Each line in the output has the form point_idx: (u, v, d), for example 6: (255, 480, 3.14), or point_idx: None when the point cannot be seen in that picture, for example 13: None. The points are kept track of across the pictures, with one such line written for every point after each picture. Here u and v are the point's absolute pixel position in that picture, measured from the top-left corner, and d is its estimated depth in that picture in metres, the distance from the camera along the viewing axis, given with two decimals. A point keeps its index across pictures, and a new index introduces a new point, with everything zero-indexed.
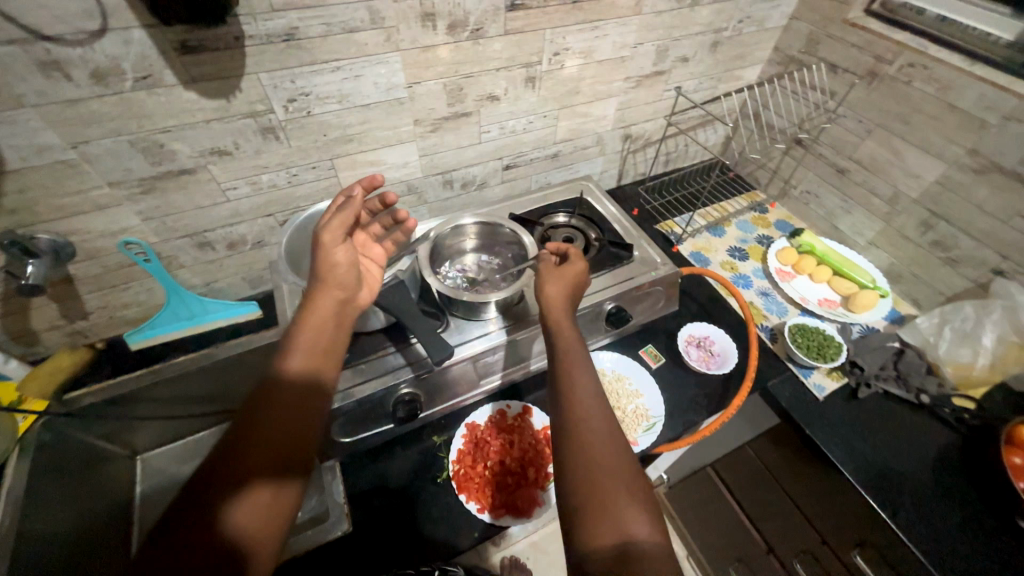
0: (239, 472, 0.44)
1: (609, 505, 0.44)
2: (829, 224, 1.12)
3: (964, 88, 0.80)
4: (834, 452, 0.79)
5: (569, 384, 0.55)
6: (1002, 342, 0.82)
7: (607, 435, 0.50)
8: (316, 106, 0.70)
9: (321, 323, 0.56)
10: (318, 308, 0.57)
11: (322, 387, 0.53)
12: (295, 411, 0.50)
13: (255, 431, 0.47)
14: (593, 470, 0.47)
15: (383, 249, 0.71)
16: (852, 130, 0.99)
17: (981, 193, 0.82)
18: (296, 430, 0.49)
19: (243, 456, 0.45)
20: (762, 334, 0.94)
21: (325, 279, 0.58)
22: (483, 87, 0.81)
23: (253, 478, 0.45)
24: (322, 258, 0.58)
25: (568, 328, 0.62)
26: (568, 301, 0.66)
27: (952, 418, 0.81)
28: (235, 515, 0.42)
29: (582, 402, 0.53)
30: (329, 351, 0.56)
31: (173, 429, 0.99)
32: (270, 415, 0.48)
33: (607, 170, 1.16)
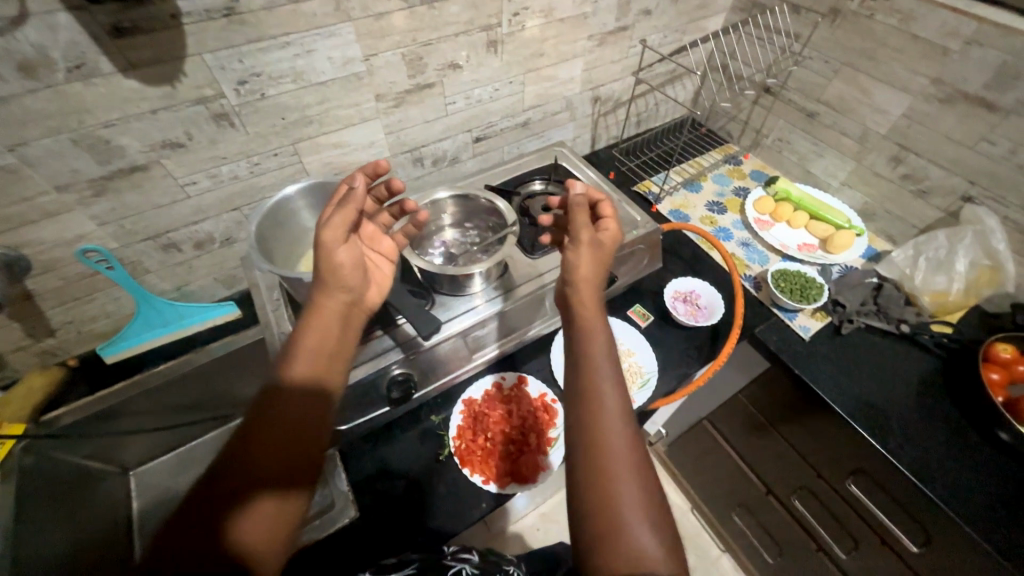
0: (248, 477, 0.43)
1: (627, 536, 0.41)
2: (802, 169, 1.12)
3: (926, 17, 0.80)
4: (824, 388, 0.81)
5: (588, 379, 0.50)
6: (976, 266, 0.83)
7: (629, 451, 0.45)
8: (270, 87, 0.67)
9: (326, 323, 0.53)
10: (324, 313, 0.54)
11: (327, 388, 0.51)
12: (301, 413, 0.47)
13: (262, 434, 0.45)
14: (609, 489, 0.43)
15: (394, 242, 0.66)
16: (819, 71, 0.99)
17: (948, 122, 0.83)
18: (305, 435, 0.47)
19: (251, 461, 0.43)
20: (747, 283, 0.94)
21: (331, 281, 0.54)
22: (445, 54, 0.78)
23: (263, 482, 0.43)
24: (329, 257, 0.54)
25: (591, 314, 0.55)
26: (598, 277, 0.58)
27: (932, 343, 0.84)
28: (245, 522, 0.41)
29: (606, 400, 0.48)
30: (334, 354, 0.53)
31: (164, 440, 0.97)
32: (274, 417, 0.46)
33: (579, 136, 1.15)
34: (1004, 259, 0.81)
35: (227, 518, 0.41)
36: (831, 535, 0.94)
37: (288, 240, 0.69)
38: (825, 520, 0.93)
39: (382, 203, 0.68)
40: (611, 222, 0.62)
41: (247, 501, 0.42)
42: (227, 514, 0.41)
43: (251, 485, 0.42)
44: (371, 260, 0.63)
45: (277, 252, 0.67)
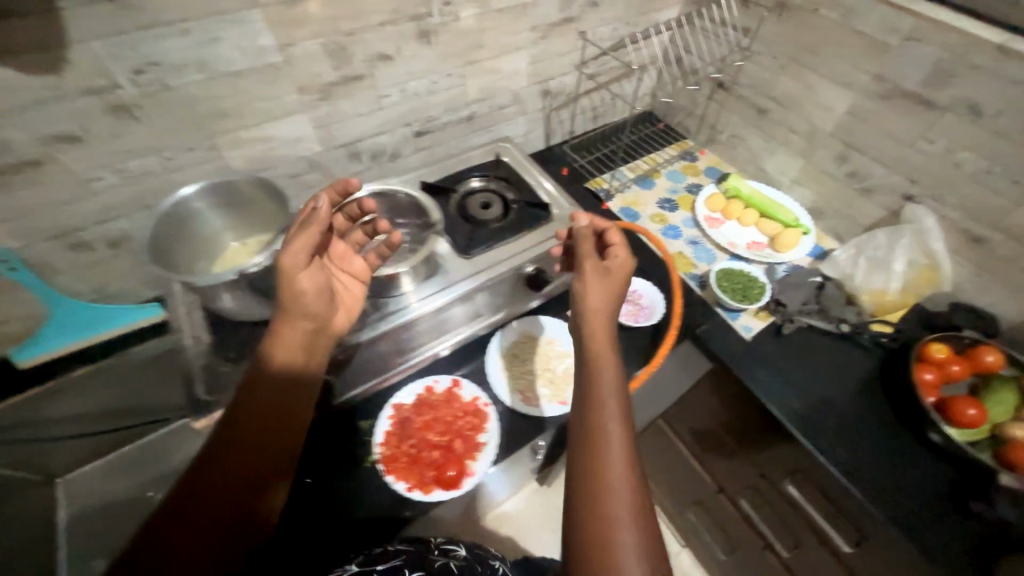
0: (209, 496, 0.45)
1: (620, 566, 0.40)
2: (755, 166, 1.11)
3: (866, 12, 0.79)
4: (763, 390, 0.80)
5: (598, 413, 0.49)
6: (913, 265, 0.84)
7: (629, 478, 0.45)
8: (172, 76, 0.63)
9: (294, 341, 0.53)
10: (283, 339, 0.53)
11: (291, 408, 0.52)
12: (259, 431, 0.49)
13: (224, 454, 0.47)
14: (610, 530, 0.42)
15: (366, 262, 0.64)
16: (768, 67, 0.97)
17: (889, 119, 0.83)
18: (266, 452, 0.49)
19: (213, 479, 0.46)
20: (691, 282, 0.93)
21: (300, 306, 0.53)
22: (372, 45, 0.75)
23: (223, 500, 0.45)
24: (293, 277, 0.53)
25: (604, 343, 0.54)
26: (610, 308, 0.57)
27: (869, 342, 0.84)
28: (209, 538, 0.43)
29: (614, 435, 0.47)
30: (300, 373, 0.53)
31: (99, 445, 0.90)
32: (235, 437, 0.48)
33: (531, 131, 1.12)
34: (941, 258, 0.82)
35: (190, 532, 0.43)
36: (775, 533, 0.94)
37: (195, 245, 0.64)
38: (772, 518, 0.92)
39: (354, 221, 0.67)
40: (619, 249, 0.61)
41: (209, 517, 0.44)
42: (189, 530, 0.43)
43: (213, 504, 0.45)
44: (339, 282, 0.61)
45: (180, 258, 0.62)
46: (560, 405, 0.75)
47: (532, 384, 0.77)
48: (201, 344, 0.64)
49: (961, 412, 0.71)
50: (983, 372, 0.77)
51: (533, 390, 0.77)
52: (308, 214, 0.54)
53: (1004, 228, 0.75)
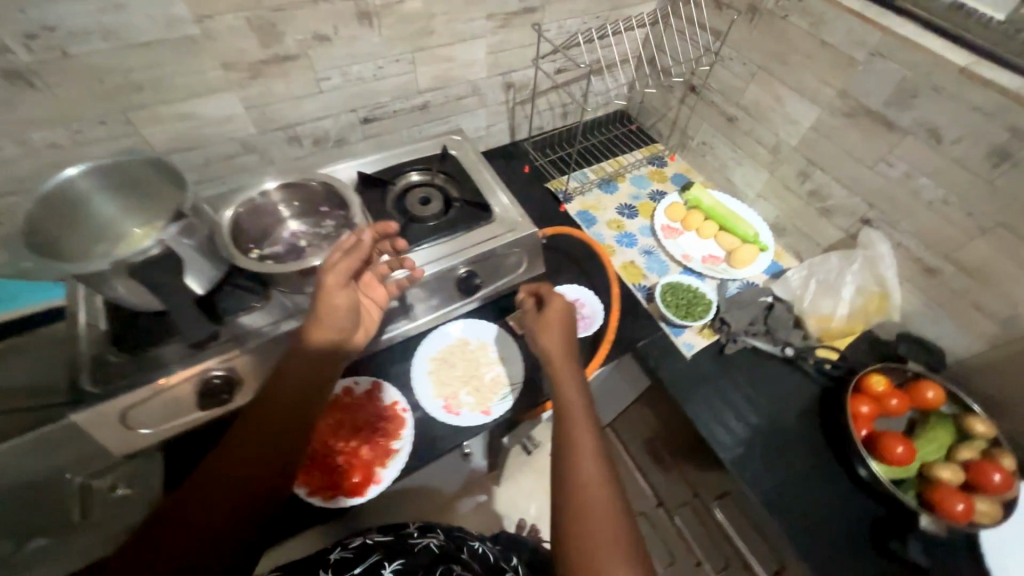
0: (207, 506, 0.45)
1: (597, 554, 0.45)
2: (722, 176, 1.07)
3: (835, 23, 0.74)
4: (696, 411, 0.78)
5: (569, 427, 0.57)
6: (863, 292, 0.82)
7: (606, 499, 0.50)
8: (73, 44, 0.58)
9: (317, 354, 0.54)
10: (308, 348, 0.54)
11: (305, 419, 0.52)
12: (272, 439, 0.49)
13: (231, 459, 0.47)
14: (583, 519, 0.48)
15: (387, 291, 0.66)
16: (738, 74, 0.93)
17: (852, 138, 0.79)
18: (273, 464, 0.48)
19: (219, 484, 0.46)
20: (639, 293, 0.90)
21: (333, 320, 0.56)
22: (304, 24, 0.70)
23: (227, 511, 0.45)
24: (327, 291, 0.56)
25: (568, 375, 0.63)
26: (566, 345, 0.67)
27: (813, 370, 0.81)
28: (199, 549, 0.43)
29: (583, 443, 0.54)
30: (319, 386, 0.54)
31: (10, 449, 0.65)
32: (247, 441, 0.48)
33: (494, 125, 1.07)
34: (892, 287, 0.79)
35: (185, 537, 0.43)
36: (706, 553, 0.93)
37: (81, 231, 0.57)
38: (702, 539, 0.91)
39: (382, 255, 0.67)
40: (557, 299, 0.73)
41: (206, 527, 0.44)
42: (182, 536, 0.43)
43: (213, 512, 0.45)
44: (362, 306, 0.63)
45: (62, 245, 0.56)
46: (482, 415, 0.73)
47: (457, 390, 0.75)
48: (96, 333, 0.61)
49: (891, 449, 0.69)
50: (924, 407, 0.74)
51: (456, 397, 0.74)
52: (348, 243, 0.58)
53: (955, 261, 0.72)
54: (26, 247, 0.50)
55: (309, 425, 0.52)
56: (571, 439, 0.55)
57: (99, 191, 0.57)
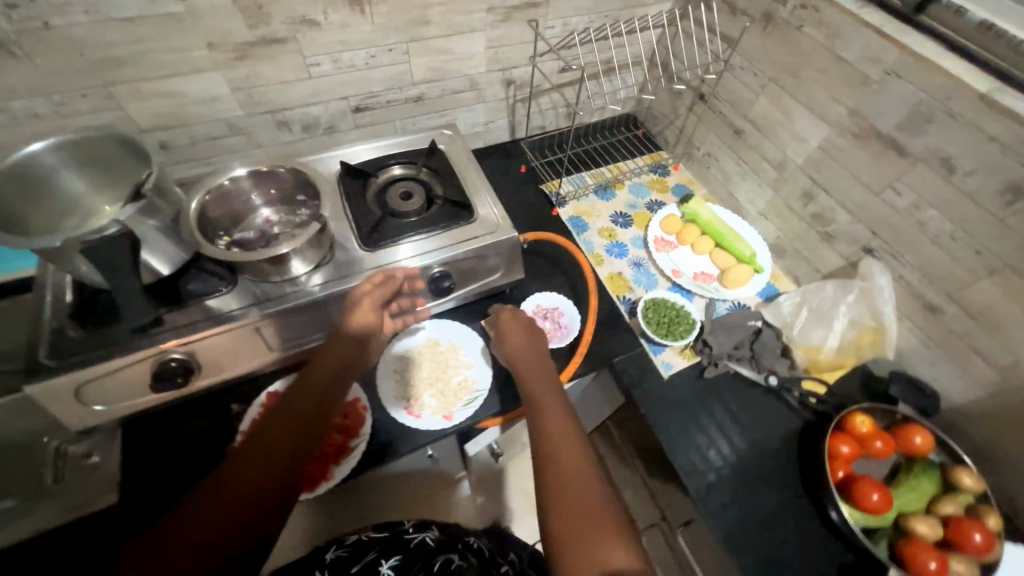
0: (230, 490, 0.50)
1: (584, 529, 0.48)
2: (725, 190, 1.02)
3: (851, 36, 0.69)
4: (665, 434, 0.75)
5: (543, 422, 0.59)
6: (857, 325, 0.77)
7: (586, 483, 0.53)
8: (53, 15, 0.58)
9: (331, 365, 0.63)
10: (330, 355, 0.64)
11: (318, 417, 0.59)
12: (291, 436, 0.56)
13: (250, 454, 0.53)
14: (564, 498, 0.51)
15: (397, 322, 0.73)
16: (748, 84, 0.88)
17: (859, 161, 0.74)
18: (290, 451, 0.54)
19: (240, 474, 0.51)
20: (622, 306, 0.87)
21: (357, 336, 0.65)
22: (292, 7, 0.69)
23: (251, 492, 0.50)
24: (348, 320, 0.65)
25: (537, 372, 0.66)
26: (531, 346, 0.70)
27: (796, 403, 0.77)
28: (227, 522, 0.47)
29: (557, 435, 0.57)
30: (329, 389, 0.61)
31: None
32: (266, 439, 0.55)
33: (494, 121, 1.04)
34: (889, 324, 0.74)
35: (211, 514, 0.47)
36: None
37: (47, 206, 0.58)
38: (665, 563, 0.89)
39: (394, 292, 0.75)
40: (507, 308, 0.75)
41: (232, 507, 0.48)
42: (209, 515, 0.47)
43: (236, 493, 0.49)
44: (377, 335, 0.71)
45: (27, 219, 0.56)
46: (442, 420, 0.71)
47: (420, 393, 0.73)
48: (63, 306, 0.62)
49: (865, 495, 0.65)
50: (910, 451, 0.69)
51: (419, 399, 0.73)
52: (377, 280, 0.67)
53: (958, 301, 0.67)
54: None
55: (322, 421, 0.59)
56: (545, 437, 0.57)
57: (65, 167, 0.57)
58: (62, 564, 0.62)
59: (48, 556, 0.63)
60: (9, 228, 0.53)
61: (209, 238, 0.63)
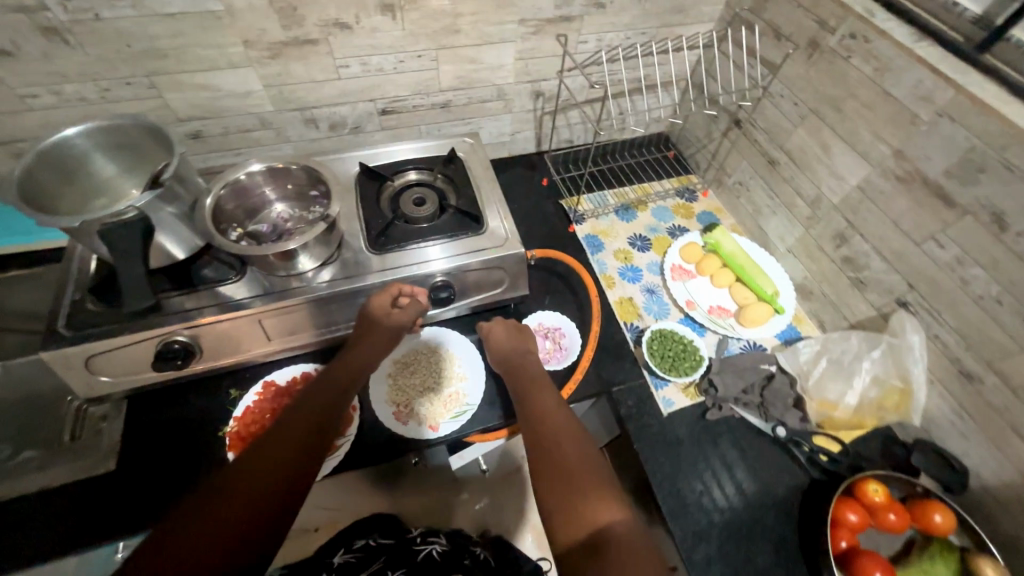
0: (234, 490, 0.49)
1: (578, 491, 0.50)
2: (754, 223, 0.97)
3: (902, 72, 0.64)
4: (656, 473, 0.71)
5: (536, 404, 0.62)
6: (881, 384, 0.72)
7: (580, 453, 0.55)
8: (104, 8, 0.62)
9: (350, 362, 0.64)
10: (355, 352, 0.65)
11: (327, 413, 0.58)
12: (296, 433, 0.55)
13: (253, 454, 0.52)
14: (558, 462, 0.53)
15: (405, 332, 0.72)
16: (787, 114, 0.83)
17: (899, 206, 0.69)
18: (296, 448, 0.53)
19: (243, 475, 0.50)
20: (628, 333, 0.84)
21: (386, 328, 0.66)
22: (326, 10, 0.70)
23: (262, 480, 0.50)
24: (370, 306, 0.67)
25: (528, 363, 0.68)
26: (520, 346, 0.71)
27: (805, 458, 0.71)
28: (236, 519, 0.46)
29: (550, 414, 0.60)
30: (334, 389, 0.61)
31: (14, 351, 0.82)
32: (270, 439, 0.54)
33: (519, 132, 1.03)
34: (918, 386, 0.68)
35: (219, 512, 0.47)
36: None
37: (80, 186, 0.62)
38: None
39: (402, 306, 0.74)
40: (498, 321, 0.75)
41: (237, 503, 0.48)
42: (216, 514, 0.47)
43: (239, 491, 0.48)
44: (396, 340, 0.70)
45: (61, 198, 0.60)
46: (429, 430, 0.71)
47: (410, 400, 0.73)
48: (85, 280, 0.66)
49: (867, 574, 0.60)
50: (928, 531, 0.63)
51: (409, 406, 0.73)
52: (405, 303, 0.69)
53: (999, 371, 0.61)
54: (22, 198, 0.55)
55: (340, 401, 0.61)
56: (541, 431, 0.57)
57: (97, 150, 0.61)
58: (54, 523, 0.65)
59: (43, 513, 0.66)
60: (41, 206, 0.57)
61: (221, 230, 0.66)
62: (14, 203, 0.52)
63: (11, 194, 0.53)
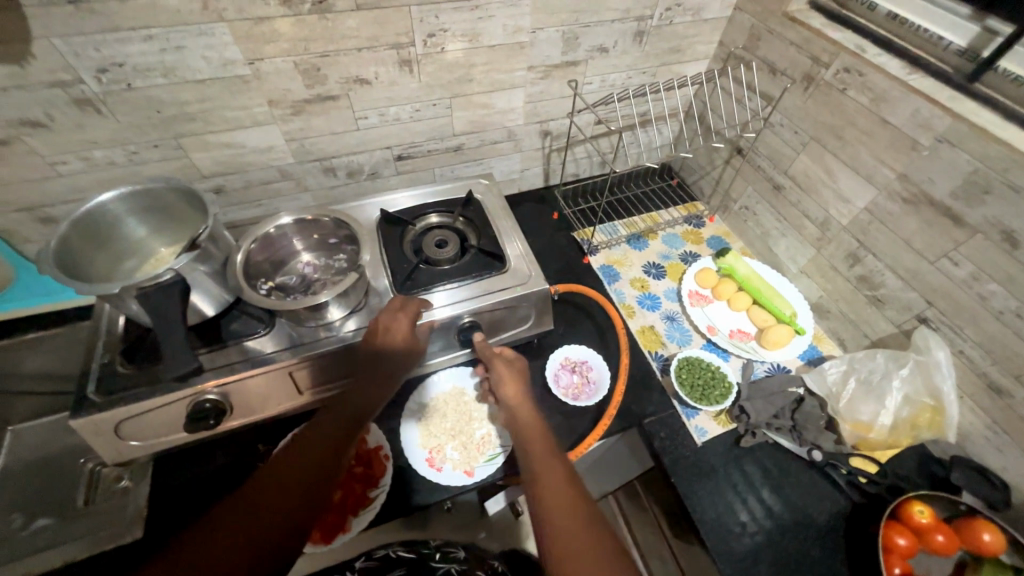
0: (233, 536, 0.47)
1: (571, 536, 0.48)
2: (764, 245, 0.99)
3: (898, 102, 0.68)
4: (697, 505, 0.70)
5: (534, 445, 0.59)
6: (912, 402, 0.72)
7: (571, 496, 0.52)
8: (137, 78, 0.64)
9: (352, 406, 0.61)
10: (361, 387, 0.63)
11: (336, 460, 0.56)
12: (294, 488, 0.53)
13: (260, 495, 0.52)
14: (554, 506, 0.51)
15: (410, 352, 0.66)
16: (789, 141, 0.87)
17: (909, 226, 0.71)
18: (298, 500, 0.52)
19: (246, 518, 0.49)
20: (653, 362, 0.84)
21: (393, 365, 0.65)
22: (347, 68, 0.73)
23: (256, 534, 0.48)
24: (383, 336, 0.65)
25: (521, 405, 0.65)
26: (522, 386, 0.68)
27: (845, 481, 0.71)
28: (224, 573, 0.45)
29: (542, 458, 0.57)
30: (347, 433, 0.59)
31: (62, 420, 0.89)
32: (278, 482, 0.53)
33: (528, 169, 1.06)
34: (949, 403, 0.69)
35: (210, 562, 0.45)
36: None
37: (110, 251, 0.63)
38: None
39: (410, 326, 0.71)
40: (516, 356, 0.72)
41: (230, 551, 0.46)
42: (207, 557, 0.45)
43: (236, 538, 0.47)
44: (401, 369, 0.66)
45: (94, 264, 0.61)
46: (464, 475, 0.70)
47: (443, 444, 0.73)
48: (115, 343, 0.65)
49: None
50: (979, 551, 0.63)
51: (442, 452, 0.72)
52: (422, 329, 0.70)
53: None
54: (59, 268, 0.55)
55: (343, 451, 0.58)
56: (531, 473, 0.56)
57: (129, 214, 0.62)
58: None
59: None
60: (77, 274, 0.57)
61: (252, 285, 0.66)
62: (53, 273, 0.52)
63: (51, 264, 0.53)
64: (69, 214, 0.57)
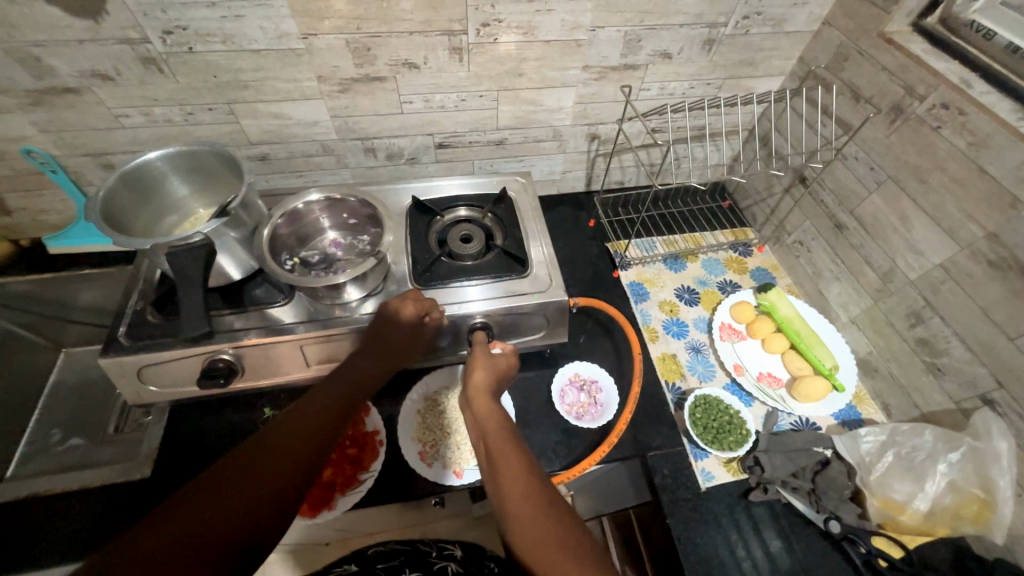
0: (232, 493, 0.46)
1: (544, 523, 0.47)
2: (814, 286, 0.91)
3: (1002, 150, 0.59)
4: (690, 552, 0.66)
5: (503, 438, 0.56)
6: (957, 490, 0.64)
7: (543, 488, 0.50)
8: (198, 43, 0.66)
9: (351, 384, 0.59)
10: (360, 365, 0.62)
11: (334, 428, 0.55)
12: (286, 456, 0.50)
13: (253, 458, 0.49)
14: (528, 500, 0.49)
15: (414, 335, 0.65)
16: (861, 177, 0.78)
17: (991, 293, 0.62)
18: (296, 465, 0.50)
19: (243, 479, 0.47)
20: (669, 394, 0.80)
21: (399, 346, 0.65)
22: (396, 51, 0.73)
23: (249, 497, 0.46)
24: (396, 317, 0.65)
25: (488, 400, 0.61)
26: (495, 379, 0.64)
27: (861, 562, 0.64)
28: (214, 533, 0.43)
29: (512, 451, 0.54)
30: (345, 407, 0.57)
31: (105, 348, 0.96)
32: (273, 446, 0.50)
33: (571, 171, 1.02)
34: (1003, 500, 0.61)
35: (202, 522, 0.43)
36: None
37: (155, 207, 0.66)
38: None
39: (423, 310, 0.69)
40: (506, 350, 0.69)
41: (231, 516, 0.44)
42: (207, 513, 0.44)
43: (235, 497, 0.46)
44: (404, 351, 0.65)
45: (138, 218, 0.65)
46: (453, 476, 0.69)
47: (437, 441, 0.72)
48: (150, 291, 0.69)
49: None
50: None
51: (434, 448, 0.72)
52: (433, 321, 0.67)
53: None
54: (104, 218, 0.58)
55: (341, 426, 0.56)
56: (500, 466, 0.53)
57: (173, 172, 0.65)
58: (90, 523, 0.69)
59: (85, 511, 0.69)
60: (119, 226, 0.61)
61: (275, 257, 0.68)
62: (96, 221, 0.55)
63: (96, 212, 0.56)
64: (118, 167, 0.60)
